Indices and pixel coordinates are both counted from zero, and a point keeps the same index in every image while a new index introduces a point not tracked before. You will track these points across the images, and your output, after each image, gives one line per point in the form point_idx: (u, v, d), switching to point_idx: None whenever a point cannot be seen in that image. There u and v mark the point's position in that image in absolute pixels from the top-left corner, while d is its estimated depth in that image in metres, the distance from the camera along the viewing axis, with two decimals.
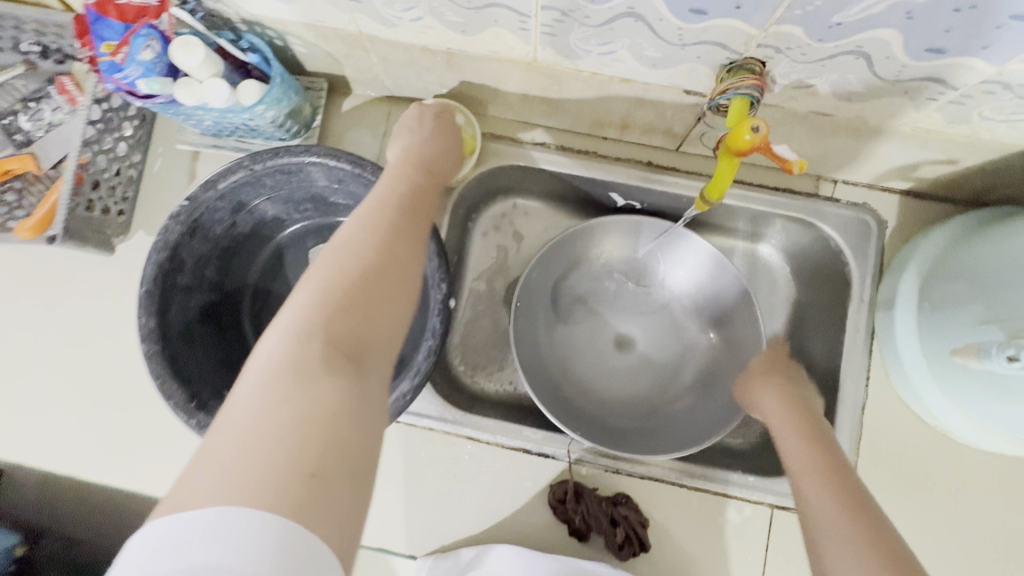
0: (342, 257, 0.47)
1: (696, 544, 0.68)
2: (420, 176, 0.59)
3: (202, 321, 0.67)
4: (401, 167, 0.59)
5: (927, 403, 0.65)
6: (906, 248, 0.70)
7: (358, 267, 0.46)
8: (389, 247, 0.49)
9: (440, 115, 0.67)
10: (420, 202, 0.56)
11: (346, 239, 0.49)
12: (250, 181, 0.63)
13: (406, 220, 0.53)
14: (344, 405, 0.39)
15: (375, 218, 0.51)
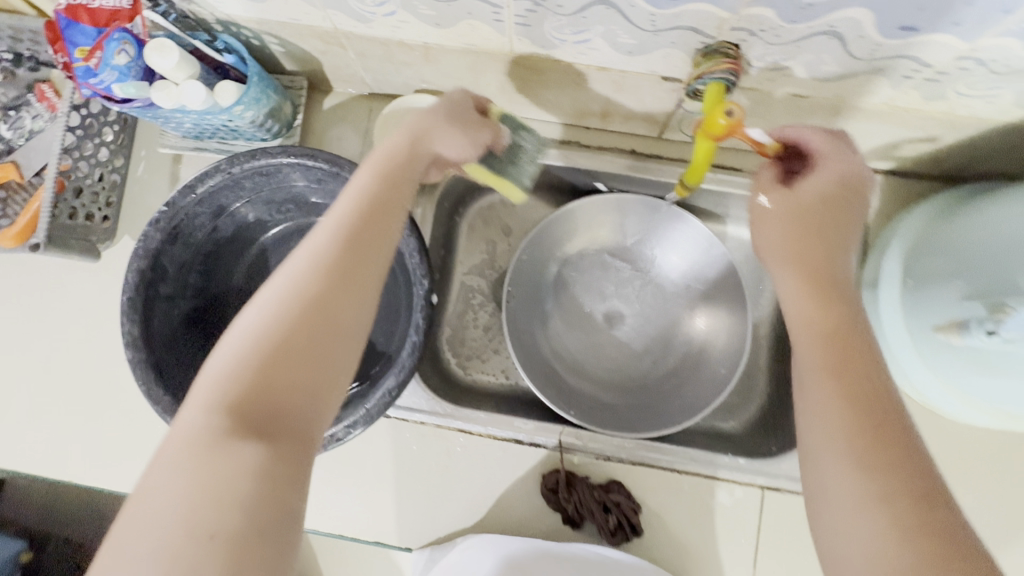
0: (275, 295, 0.42)
1: (688, 528, 0.69)
2: (389, 189, 0.49)
3: (187, 328, 0.68)
4: (364, 175, 0.50)
5: (914, 381, 0.64)
6: (889, 227, 0.71)
7: (293, 326, 0.42)
8: (335, 296, 0.43)
9: (451, 110, 0.54)
10: (385, 225, 0.48)
11: (284, 285, 0.43)
12: (229, 185, 0.64)
13: (359, 257, 0.45)
14: (260, 468, 0.37)
15: (321, 258, 0.44)
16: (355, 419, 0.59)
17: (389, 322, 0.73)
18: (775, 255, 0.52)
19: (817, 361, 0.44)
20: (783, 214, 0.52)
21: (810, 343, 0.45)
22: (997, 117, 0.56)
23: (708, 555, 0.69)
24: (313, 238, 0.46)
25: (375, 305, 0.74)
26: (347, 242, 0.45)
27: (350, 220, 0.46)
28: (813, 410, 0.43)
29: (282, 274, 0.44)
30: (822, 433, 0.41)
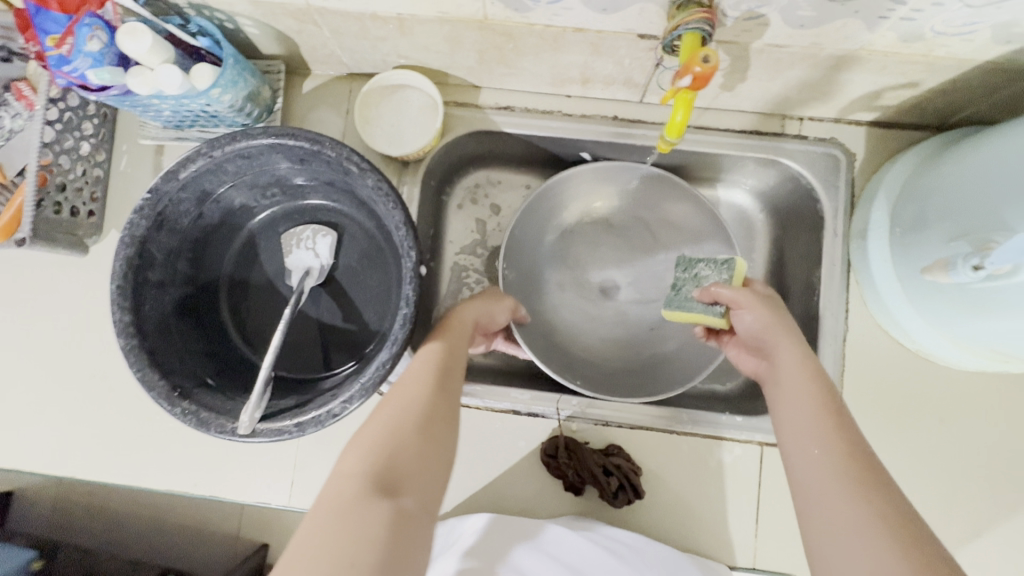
0: (390, 408, 0.45)
1: (689, 488, 0.70)
2: (463, 335, 0.55)
3: (179, 316, 0.68)
4: (447, 324, 0.56)
5: (905, 328, 0.66)
6: (876, 177, 0.70)
7: (407, 419, 0.43)
8: (441, 409, 0.46)
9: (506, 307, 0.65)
10: (460, 363, 0.51)
11: (398, 395, 0.46)
12: (212, 169, 0.64)
13: (452, 386, 0.48)
14: (386, 543, 0.35)
15: (424, 379, 0.48)
16: (351, 393, 0.59)
17: (382, 302, 0.73)
18: (777, 334, 0.54)
19: (814, 439, 0.46)
20: (760, 305, 0.57)
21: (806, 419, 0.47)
22: (976, 56, 0.56)
23: (710, 513, 0.69)
24: (413, 368, 0.50)
25: (366, 285, 0.74)
26: (442, 373, 0.49)
27: (442, 357, 0.51)
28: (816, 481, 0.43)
29: (391, 395, 0.47)
30: (838, 502, 0.41)
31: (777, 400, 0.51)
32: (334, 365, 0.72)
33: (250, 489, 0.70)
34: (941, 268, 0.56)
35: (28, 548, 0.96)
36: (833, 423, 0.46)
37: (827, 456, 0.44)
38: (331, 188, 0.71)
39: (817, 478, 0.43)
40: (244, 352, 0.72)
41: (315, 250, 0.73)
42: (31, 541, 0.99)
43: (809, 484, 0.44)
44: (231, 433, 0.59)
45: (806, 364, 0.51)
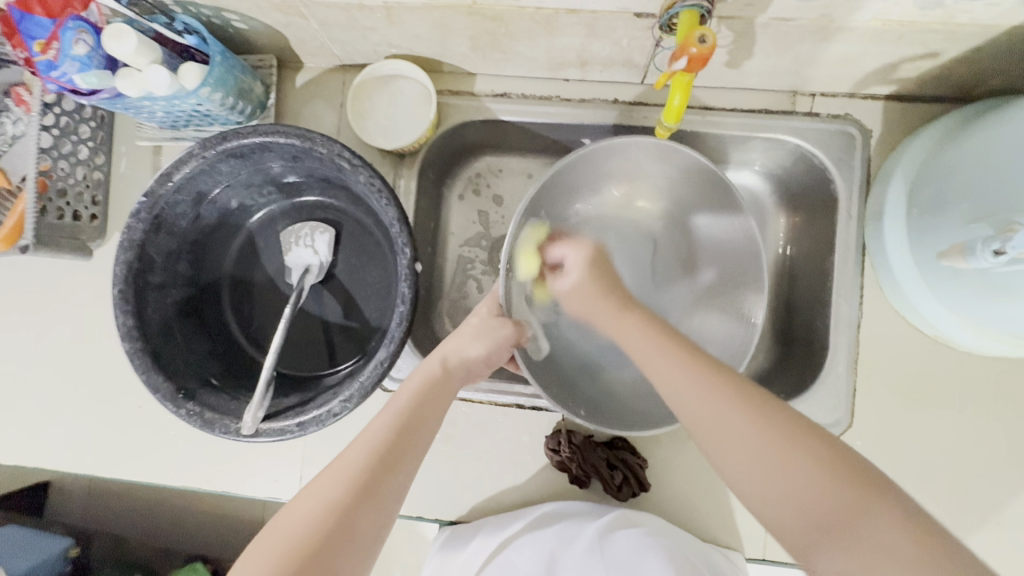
0: (310, 503, 0.45)
1: (696, 479, 0.68)
2: (424, 403, 0.55)
3: (182, 318, 0.68)
4: (405, 390, 0.56)
5: (923, 315, 0.63)
6: (894, 154, 0.67)
7: (325, 520, 0.44)
8: (364, 504, 0.46)
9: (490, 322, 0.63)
10: (413, 434, 0.52)
11: (322, 487, 0.46)
12: (206, 170, 0.63)
13: (388, 475, 0.48)
14: None
15: (355, 467, 0.47)
16: (351, 393, 0.59)
17: (382, 298, 0.72)
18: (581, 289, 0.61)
19: (687, 375, 0.46)
20: (592, 263, 0.63)
21: (672, 364, 0.47)
22: (1003, 21, 0.52)
23: (717, 505, 0.68)
24: (350, 448, 0.49)
25: (367, 281, 0.73)
26: (383, 455, 0.49)
27: (389, 434, 0.51)
28: (714, 428, 0.43)
29: (318, 478, 0.47)
30: (732, 431, 0.42)
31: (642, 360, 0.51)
32: (337, 362, 0.72)
33: (259, 486, 0.71)
34: (960, 252, 0.55)
35: (64, 536, 1.02)
36: (683, 353, 0.48)
37: (701, 386, 0.45)
38: (326, 184, 0.70)
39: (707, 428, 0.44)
40: (248, 351, 0.73)
41: (314, 247, 0.72)
42: (68, 529, 1.04)
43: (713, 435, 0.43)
44: (235, 434, 0.60)
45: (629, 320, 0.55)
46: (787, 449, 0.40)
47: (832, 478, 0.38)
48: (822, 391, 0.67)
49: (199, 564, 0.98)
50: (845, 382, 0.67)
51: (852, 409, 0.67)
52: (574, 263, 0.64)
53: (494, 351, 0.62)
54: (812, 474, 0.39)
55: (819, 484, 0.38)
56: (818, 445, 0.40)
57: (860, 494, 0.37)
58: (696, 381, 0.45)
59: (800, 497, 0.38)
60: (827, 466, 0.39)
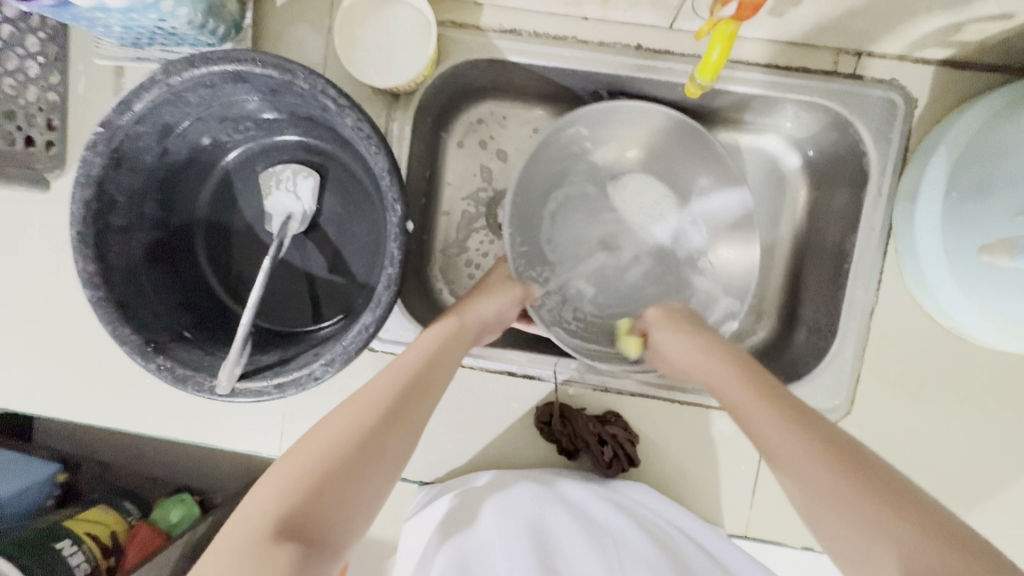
0: (336, 423, 0.43)
1: (686, 459, 0.67)
2: (445, 349, 0.52)
3: (151, 263, 0.63)
4: (429, 332, 0.54)
5: (943, 305, 0.59)
6: (938, 128, 0.61)
7: (355, 436, 0.42)
8: (391, 431, 0.44)
9: (503, 285, 0.62)
10: (435, 374, 0.50)
11: (351, 410, 0.44)
12: (171, 99, 0.55)
13: (412, 403, 0.47)
14: None
15: (383, 397, 0.46)
16: (332, 356, 0.55)
17: (370, 253, 0.67)
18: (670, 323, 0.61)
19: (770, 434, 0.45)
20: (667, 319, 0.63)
21: (773, 427, 0.45)
22: None
23: (705, 485, 0.67)
24: (375, 382, 0.48)
25: (354, 234, 0.68)
26: (408, 390, 0.47)
27: (414, 371, 0.49)
28: (818, 498, 0.40)
29: (346, 403, 0.46)
30: (823, 488, 0.40)
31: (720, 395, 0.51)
32: (322, 319, 0.68)
33: (245, 440, 0.69)
34: (1007, 250, 0.48)
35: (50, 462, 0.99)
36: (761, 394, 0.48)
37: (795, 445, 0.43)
38: (310, 123, 0.63)
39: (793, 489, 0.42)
40: (225, 302, 0.68)
41: (297, 192, 0.67)
42: (54, 454, 1.03)
43: (787, 458, 0.43)
44: (210, 393, 0.56)
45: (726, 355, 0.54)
46: (865, 493, 0.38)
47: (918, 528, 0.35)
48: (825, 376, 0.65)
49: (186, 495, 1.01)
50: (849, 369, 0.65)
51: (853, 395, 0.65)
52: (664, 334, 0.60)
53: (508, 308, 0.61)
54: (901, 528, 0.35)
55: (913, 540, 0.35)
56: (883, 485, 0.38)
57: (941, 532, 0.35)
58: (797, 446, 0.43)
59: (903, 548, 0.35)
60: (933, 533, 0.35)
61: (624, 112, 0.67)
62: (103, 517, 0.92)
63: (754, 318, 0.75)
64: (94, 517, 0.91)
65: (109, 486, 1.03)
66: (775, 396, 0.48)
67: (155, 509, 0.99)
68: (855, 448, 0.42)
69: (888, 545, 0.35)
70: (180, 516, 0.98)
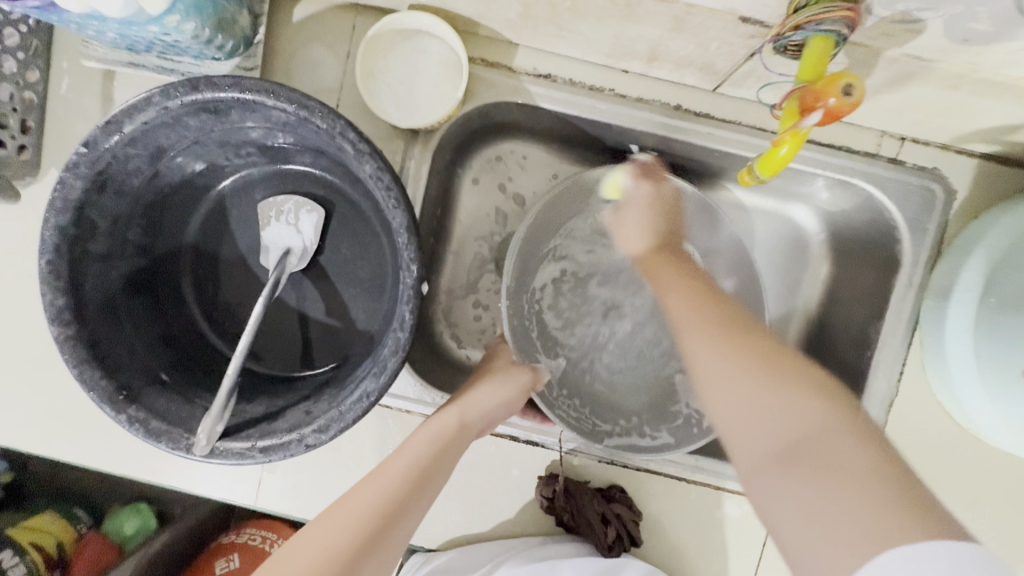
0: (306, 549, 0.38)
1: (689, 541, 0.64)
2: (437, 457, 0.47)
3: (129, 293, 0.57)
4: (421, 436, 0.49)
5: (966, 409, 0.58)
6: (976, 224, 0.59)
7: (328, 568, 0.36)
8: (369, 563, 0.38)
9: (507, 375, 0.57)
10: (424, 489, 0.45)
11: (322, 533, 0.39)
12: (167, 122, 0.50)
13: (396, 523, 0.41)
14: None
15: (362, 514, 0.40)
16: (327, 422, 0.50)
17: (372, 298, 0.62)
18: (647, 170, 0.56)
19: (712, 348, 0.39)
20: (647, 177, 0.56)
21: (688, 305, 0.42)
22: None
23: (707, 570, 0.64)
24: (358, 492, 0.43)
25: (356, 276, 0.63)
26: (393, 506, 0.42)
27: (399, 482, 0.44)
28: (712, 378, 0.38)
29: (320, 518, 0.41)
30: (730, 359, 0.38)
31: (659, 292, 0.45)
32: (314, 364, 0.63)
33: (207, 487, 0.64)
34: None
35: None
36: (694, 292, 0.43)
37: (723, 344, 0.39)
38: (320, 155, 0.58)
39: (705, 383, 0.39)
40: (207, 337, 0.62)
41: (298, 227, 0.61)
42: None
43: (695, 335, 0.40)
44: (185, 451, 0.50)
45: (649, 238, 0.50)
46: (774, 375, 0.37)
47: (819, 407, 0.35)
48: None
49: (143, 505, 0.91)
50: None
51: None
52: (641, 190, 0.54)
53: (513, 410, 0.56)
54: (795, 405, 0.35)
55: (805, 409, 0.35)
56: (784, 357, 0.38)
57: (831, 410, 0.35)
58: (704, 325, 0.40)
59: (779, 424, 0.35)
60: (831, 412, 0.35)
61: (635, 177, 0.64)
62: (51, 527, 0.86)
63: None
64: (41, 526, 0.85)
65: (59, 493, 0.94)
66: (692, 279, 0.45)
67: (109, 518, 0.91)
68: (754, 329, 0.40)
69: (766, 415, 0.36)
70: (135, 528, 0.90)
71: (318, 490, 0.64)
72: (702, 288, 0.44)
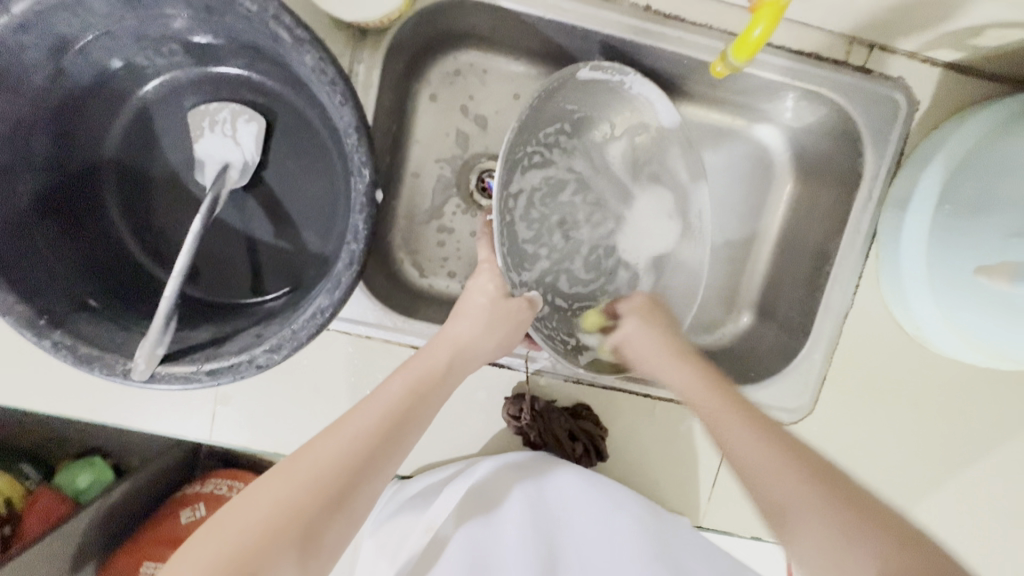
0: (269, 500, 0.36)
1: (653, 453, 0.65)
2: (416, 405, 0.45)
3: (42, 211, 0.51)
4: (403, 379, 0.46)
5: (915, 316, 0.60)
6: (935, 134, 0.60)
7: (287, 524, 0.35)
8: (331, 521, 0.36)
9: (496, 304, 0.54)
10: (401, 439, 0.43)
11: (283, 484, 0.37)
12: (66, 2, 0.43)
13: (368, 477, 0.39)
14: None
15: (331, 467, 0.38)
16: (279, 342, 0.47)
17: (325, 218, 0.58)
18: (631, 316, 0.58)
19: (786, 495, 0.37)
20: (647, 312, 0.58)
21: (741, 432, 0.42)
22: None
23: (670, 480, 0.66)
24: (329, 439, 0.40)
25: (305, 194, 0.58)
26: (364, 458, 0.40)
27: (373, 432, 0.41)
28: (767, 481, 0.39)
29: (289, 462, 0.39)
30: (792, 488, 0.37)
31: (704, 415, 0.46)
32: (265, 290, 0.59)
33: (146, 418, 0.60)
34: None
35: None
36: (768, 432, 0.42)
37: (791, 490, 0.38)
38: (255, 54, 0.52)
39: (773, 505, 0.38)
40: (142, 263, 0.57)
41: (235, 138, 0.55)
42: None
43: (758, 473, 0.39)
44: (123, 377, 0.47)
45: (711, 384, 0.48)
46: (854, 519, 0.35)
47: (883, 532, 0.34)
48: (795, 377, 0.65)
49: (98, 458, 0.87)
50: (817, 370, 0.65)
51: (817, 396, 0.65)
52: (635, 325, 0.57)
53: (503, 350, 0.54)
54: (861, 547, 0.34)
55: (870, 545, 0.34)
56: (851, 493, 0.37)
57: (893, 533, 0.34)
58: (772, 462, 0.39)
59: (862, 560, 0.33)
60: (898, 543, 0.34)
61: (611, 71, 0.59)
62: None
63: (724, 310, 0.73)
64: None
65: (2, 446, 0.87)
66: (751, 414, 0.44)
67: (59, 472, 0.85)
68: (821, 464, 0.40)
69: (845, 540, 0.34)
70: (90, 481, 0.85)
71: (274, 422, 0.61)
72: (759, 420, 0.43)
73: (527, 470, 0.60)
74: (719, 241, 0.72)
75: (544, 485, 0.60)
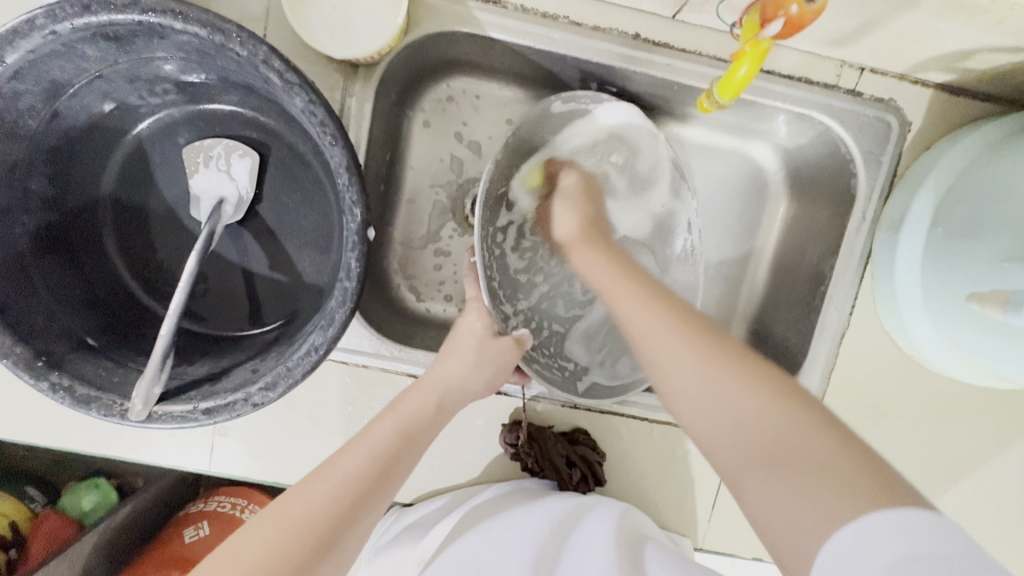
0: (255, 549, 0.35)
1: (650, 477, 0.65)
2: (405, 446, 0.45)
3: (39, 251, 0.51)
4: (392, 420, 0.47)
5: (912, 336, 0.60)
6: (927, 155, 0.60)
7: (272, 574, 0.34)
8: (318, 567, 0.36)
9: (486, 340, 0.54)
10: (390, 482, 0.43)
11: (270, 532, 0.36)
12: (61, 50, 0.43)
13: (355, 522, 0.39)
14: None
15: (320, 513, 0.38)
16: (274, 379, 0.47)
17: (319, 250, 0.58)
18: (562, 200, 0.61)
19: (701, 383, 0.40)
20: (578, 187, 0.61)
21: (672, 337, 0.43)
22: None
23: (668, 503, 0.66)
24: (317, 484, 0.40)
25: (300, 226, 0.58)
26: (353, 502, 0.39)
27: (362, 475, 0.41)
28: (693, 395, 0.40)
29: (275, 508, 0.38)
30: (698, 376, 0.40)
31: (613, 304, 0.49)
32: (262, 322, 0.59)
33: (146, 449, 0.60)
34: (998, 303, 0.47)
35: None
36: (680, 320, 0.44)
37: (693, 356, 0.41)
38: (248, 91, 0.53)
39: (701, 416, 0.39)
40: (140, 298, 0.57)
41: (230, 173, 0.56)
42: None
43: (663, 339, 0.43)
44: (120, 417, 0.47)
45: (645, 290, 0.48)
46: (770, 392, 0.37)
47: (777, 394, 0.36)
48: None
49: (102, 479, 0.86)
50: (815, 391, 0.64)
51: None
52: (566, 206, 0.60)
53: (494, 387, 0.54)
54: (771, 404, 0.36)
55: (772, 406, 0.36)
56: (765, 373, 0.38)
57: (794, 402, 0.36)
58: (672, 335, 0.43)
59: (759, 423, 0.35)
60: (808, 412, 0.35)
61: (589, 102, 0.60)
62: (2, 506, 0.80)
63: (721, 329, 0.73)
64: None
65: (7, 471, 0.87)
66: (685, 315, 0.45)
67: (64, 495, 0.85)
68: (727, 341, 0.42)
69: (750, 410, 0.36)
70: (95, 503, 0.84)
71: (272, 452, 0.62)
72: (676, 309, 0.45)
73: (523, 495, 0.59)
74: (714, 260, 0.72)
75: (531, 504, 0.57)
